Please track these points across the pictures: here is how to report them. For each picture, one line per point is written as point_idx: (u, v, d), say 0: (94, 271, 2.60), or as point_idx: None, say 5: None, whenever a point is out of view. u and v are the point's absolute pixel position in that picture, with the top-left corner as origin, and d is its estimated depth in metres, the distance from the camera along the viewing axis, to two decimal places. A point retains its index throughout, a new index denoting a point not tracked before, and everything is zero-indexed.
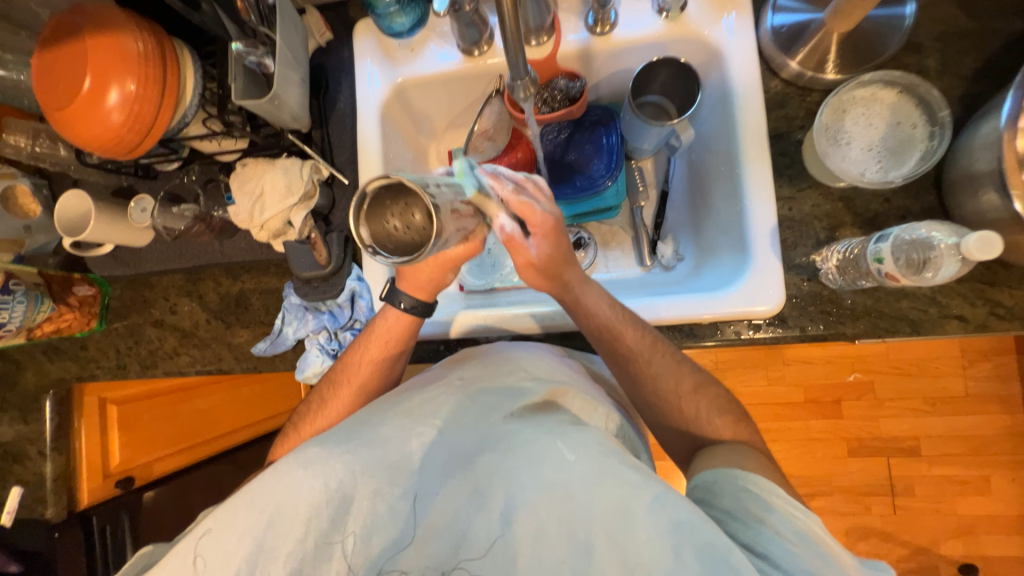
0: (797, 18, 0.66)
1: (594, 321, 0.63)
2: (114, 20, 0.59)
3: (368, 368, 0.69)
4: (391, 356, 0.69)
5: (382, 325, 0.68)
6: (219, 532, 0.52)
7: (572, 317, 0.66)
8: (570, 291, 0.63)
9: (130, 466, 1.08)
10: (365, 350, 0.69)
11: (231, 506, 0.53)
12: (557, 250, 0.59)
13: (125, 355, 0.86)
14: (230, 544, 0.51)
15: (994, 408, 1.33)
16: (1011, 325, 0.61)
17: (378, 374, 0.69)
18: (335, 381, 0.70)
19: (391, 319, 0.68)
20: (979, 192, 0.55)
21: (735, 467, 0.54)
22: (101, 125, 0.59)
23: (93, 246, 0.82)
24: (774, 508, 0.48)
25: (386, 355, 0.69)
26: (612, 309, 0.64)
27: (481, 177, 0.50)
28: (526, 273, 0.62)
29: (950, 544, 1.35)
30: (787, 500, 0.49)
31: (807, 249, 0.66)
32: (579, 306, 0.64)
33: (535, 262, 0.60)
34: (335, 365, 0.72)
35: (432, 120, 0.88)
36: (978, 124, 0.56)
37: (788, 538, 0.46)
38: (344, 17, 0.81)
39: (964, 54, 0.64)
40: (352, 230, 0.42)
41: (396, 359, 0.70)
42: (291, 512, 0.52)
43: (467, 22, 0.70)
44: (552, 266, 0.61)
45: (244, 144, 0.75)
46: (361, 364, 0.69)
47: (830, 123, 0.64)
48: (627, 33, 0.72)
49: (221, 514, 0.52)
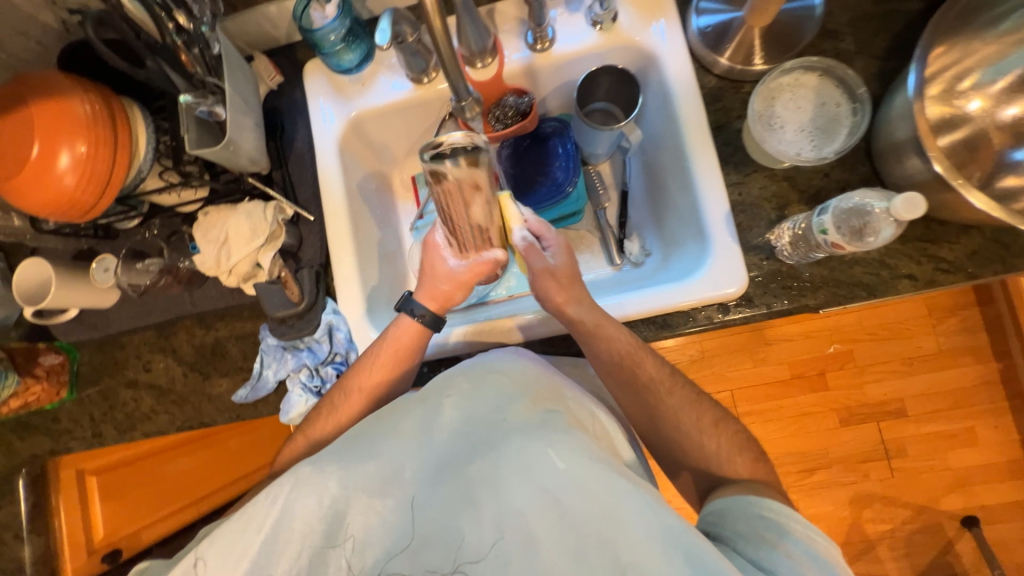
0: (720, 18, 0.70)
1: (614, 347, 0.66)
2: (59, 85, 0.59)
3: (381, 377, 0.71)
4: (402, 369, 0.71)
5: (395, 335, 0.71)
6: (217, 555, 0.52)
7: (589, 348, 0.68)
8: (589, 320, 0.66)
9: (117, 537, 1.06)
10: (377, 361, 0.71)
11: (225, 530, 0.53)
12: (571, 263, 0.68)
13: (100, 421, 0.84)
14: (229, 563, 0.51)
15: (967, 360, 1.38)
16: (957, 278, 0.65)
17: (390, 383, 0.71)
18: (345, 390, 0.72)
19: (405, 330, 0.71)
20: (904, 158, 0.60)
21: (750, 495, 0.56)
22: (53, 189, 0.58)
23: (54, 313, 0.81)
24: (788, 534, 0.50)
25: (397, 367, 0.71)
26: (628, 339, 0.67)
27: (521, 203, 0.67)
28: (542, 284, 0.67)
29: (950, 499, 1.37)
30: (803, 526, 0.51)
31: (761, 229, 0.69)
32: (601, 332, 0.66)
33: (550, 272, 0.66)
34: (345, 374, 0.74)
35: (392, 149, 0.90)
36: (893, 97, 0.61)
37: (802, 563, 0.48)
38: (293, 60, 0.83)
39: (875, 35, 0.69)
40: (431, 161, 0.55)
41: (407, 368, 0.72)
42: (287, 529, 0.52)
43: (411, 52, 0.72)
44: (567, 277, 0.67)
45: (205, 192, 0.75)
46: (374, 372, 0.71)
47: (762, 110, 0.68)
48: (565, 48, 0.75)
49: (216, 538, 0.52)
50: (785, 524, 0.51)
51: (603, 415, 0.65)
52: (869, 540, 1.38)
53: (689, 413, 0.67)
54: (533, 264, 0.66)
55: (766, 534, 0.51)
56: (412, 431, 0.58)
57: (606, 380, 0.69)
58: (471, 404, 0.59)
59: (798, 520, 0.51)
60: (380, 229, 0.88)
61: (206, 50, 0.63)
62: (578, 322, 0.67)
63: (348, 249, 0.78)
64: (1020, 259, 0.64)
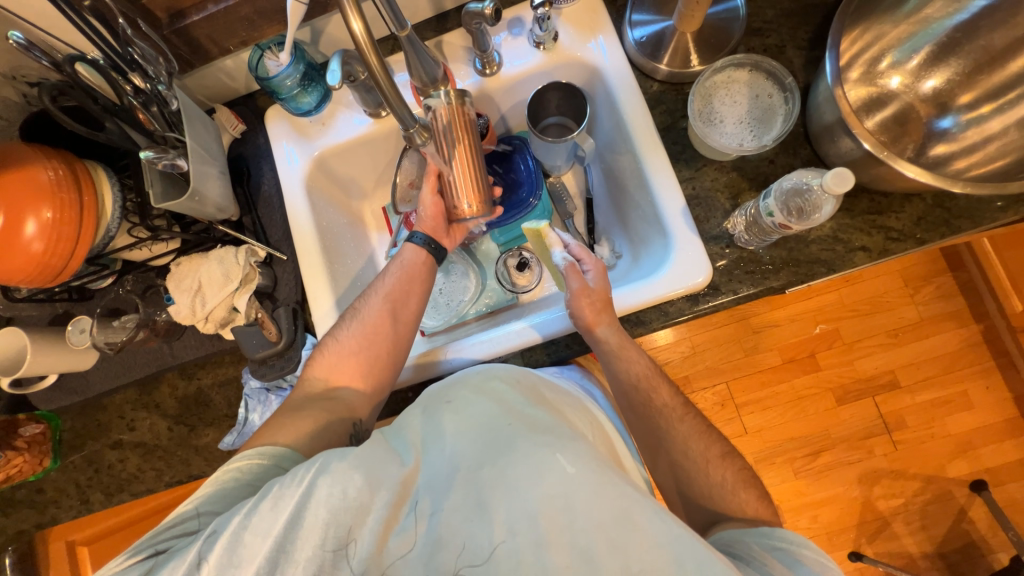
0: (653, 28, 0.74)
1: (632, 373, 0.69)
2: (21, 155, 0.61)
3: (389, 307, 0.74)
4: (416, 292, 0.76)
5: (404, 259, 0.78)
6: (244, 533, 0.51)
7: (606, 364, 0.71)
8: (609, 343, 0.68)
9: None
10: (386, 290, 0.75)
11: (250, 521, 0.52)
12: (607, 287, 0.69)
13: (86, 487, 0.82)
14: (249, 553, 0.51)
15: (948, 325, 1.41)
16: (908, 245, 0.67)
17: (398, 313, 0.74)
18: (361, 329, 0.72)
19: (414, 257, 0.78)
20: (836, 138, 0.63)
21: (763, 527, 0.58)
22: (21, 257, 0.59)
23: (33, 381, 0.80)
24: (799, 564, 0.51)
25: (409, 291, 0.76)
26: (646, 364, 0.70)
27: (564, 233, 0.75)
28: (578, 300, 0.67)
29: (956, 466, 1.37)
30: (814, 557, 0.52)
31: (718, 219, 0.72)
32: (620, 352, 0.68)
33: (587, 288, 0.68)
34: (351, 311, 0.75)
35: (359, 183, 0.93)
36: (818, 83, 0.65)
37: None
38: (254, 108, 0.85)
39: (797, 29, 0.74)
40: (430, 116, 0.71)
41: (415, 296, 0.76)
42: (309, 516, 0.51)
43: (365, 89, 0.75)
44: (602, 301, 0.68)
45: (177, 244, 0.76)
46: (381, 302, 0.74)
47: (702, 108, 0.73)
48: (513, 70, 0.79)
49: (245, 518, 0.52)
50: (798, 555, 0.53)
51: (601, 415, 0.70)
52: (883, 517, 1.37)
53: (675, 412, 0.69)
54: (571, 284, 0.68)
55: (776, 562, 0.53)
56: (409, 448, 0.58)
57: (615, 394, 0.72)
58: (481, 412, 0.59)
59: (809, 549, 0.53)
60: (354, 260, 0.90)
61: (164, 107, 0.65)
62: (603, 340, 0.68)
63: (323, 283, 0.79)
64: (963, 221, 0.67)
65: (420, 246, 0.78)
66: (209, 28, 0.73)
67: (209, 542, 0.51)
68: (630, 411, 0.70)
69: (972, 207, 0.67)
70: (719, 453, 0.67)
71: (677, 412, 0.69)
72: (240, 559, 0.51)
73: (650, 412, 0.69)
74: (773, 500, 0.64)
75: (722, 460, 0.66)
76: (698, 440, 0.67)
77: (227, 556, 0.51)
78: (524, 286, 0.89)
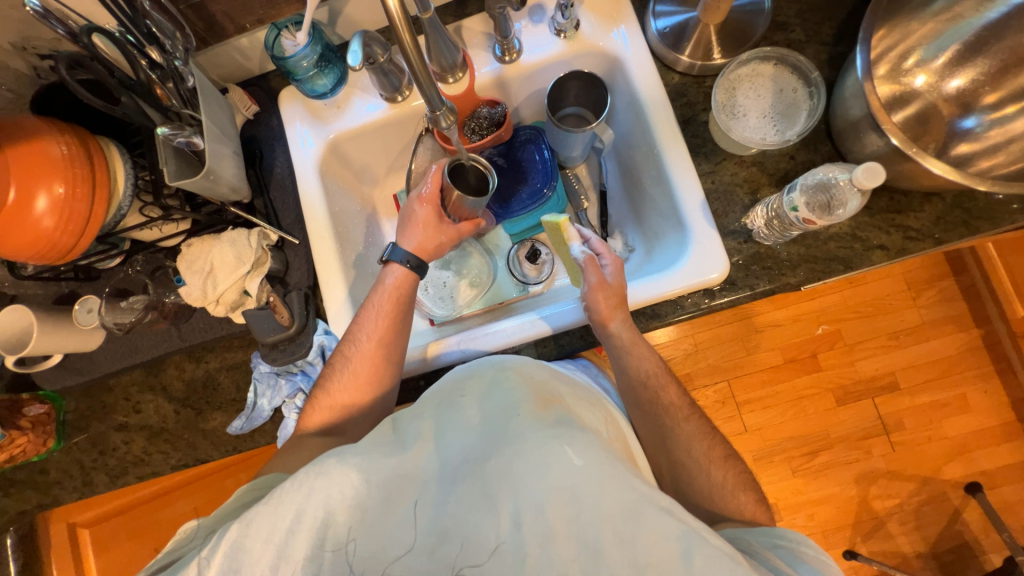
0: (676, 19, 0.73)
1: (644, 373, 0.69)
2: (29, 128, 0.59)
3: (376, 345, 0.71)
4: (400, 325, 0.73)
5: (389, 285, 0.74)
6: (244, 540, 0.51)
7: (615, 361, 0.70)
8: (623, 338, 0.67)
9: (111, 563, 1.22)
10: (375, 323, 0.72)
11: (255, 528, 0.51)
12: (625, 283, 0.68)
13: (90, 469, 0.81)
14: (252, 559, 0.49)
15: (951, 328, 1.42)
16: (925, 244, 0.67)
17: (387, 356, 0.72)
18: (353, 378, 0.71)
19: (396, 276, 0.75)
20: (862, 134, 0.64)
21: (768, 528, 0.59)
22: (31, 233, 0.57)
23: (37, 360, 0.78)
24: (798, 561, 0.52)
25: (397, 328, 0.73)
26: (658, 364, 0.70)
27: (585, 231, 0.73)
28: (597, 293, 0.66)
29: (952, 467, 1.39)
30: (816, 551, 0.53)
31: (736, 214, 0.72)
32: (635, 347, 0.68)
33: (607, 282, 0.67)
34: (344, 343, 0.73)
35: (372, 169, 0.92)
36: (845, 79, 0.65)
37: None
38: (268, 89, 0.84)
39: (823, 23, 0.73)
40: (478, 158, 0.69)
41: (402, 325, 0.74)
42: (309, 518, 0.50)
43: (384, 72, 0.74)
44: (618, 296, 0.67)
45: (187, 225, 0.75)
46: (369, 343, 0.71)
47: (725, 101, 0.72)
48: (533, 58, 0.78)
49: (244, 525, 0.51)
50: (799, 553, 0.53)
51: (615, 410, 0.71)
52: (879, 516, 1.39)
53: (682, 410, 0.69)
54: (589, 278, 0.67)
55: (778, 558, 0.53)
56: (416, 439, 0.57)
57: (624, 393, 0.72)
58: (490, 405, 0.58)
59: (810, 546, 0.54)
60: (365, 247, 0.89)
61: (180, 83, 0.65)
62: (618, 334, 0.67)
63: (335, 269, 0.78)
64: (982, 221, 0.67)
65: (404, 266, 0.75)
66: (226, 3, 0.71)
67: (212, 549, 0.51)
68: (636, 403, 0.71)
69: (991, 209, 0.67)
70: (722, 453, 0.68)
71: (684, 411, 0.69)
72: (241, 563, 0.49)
73: (656, 404, 0.69)
74: (770, 506, 0.66)
75: (725, 461, 0.67)
76: (702, 440, 0.67)
77: (228, 560, 0.50)
78: (535, 278, 0.89)
